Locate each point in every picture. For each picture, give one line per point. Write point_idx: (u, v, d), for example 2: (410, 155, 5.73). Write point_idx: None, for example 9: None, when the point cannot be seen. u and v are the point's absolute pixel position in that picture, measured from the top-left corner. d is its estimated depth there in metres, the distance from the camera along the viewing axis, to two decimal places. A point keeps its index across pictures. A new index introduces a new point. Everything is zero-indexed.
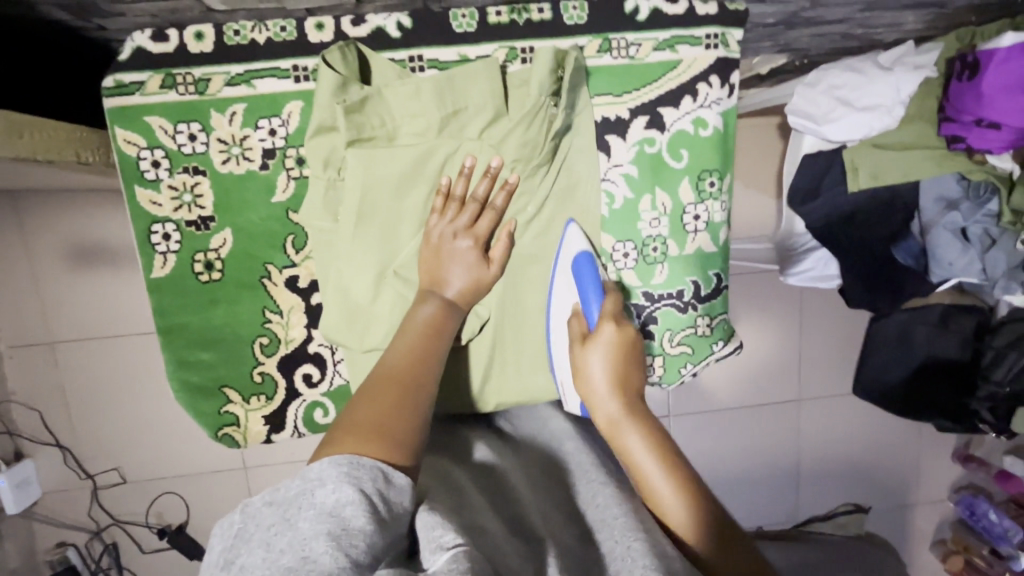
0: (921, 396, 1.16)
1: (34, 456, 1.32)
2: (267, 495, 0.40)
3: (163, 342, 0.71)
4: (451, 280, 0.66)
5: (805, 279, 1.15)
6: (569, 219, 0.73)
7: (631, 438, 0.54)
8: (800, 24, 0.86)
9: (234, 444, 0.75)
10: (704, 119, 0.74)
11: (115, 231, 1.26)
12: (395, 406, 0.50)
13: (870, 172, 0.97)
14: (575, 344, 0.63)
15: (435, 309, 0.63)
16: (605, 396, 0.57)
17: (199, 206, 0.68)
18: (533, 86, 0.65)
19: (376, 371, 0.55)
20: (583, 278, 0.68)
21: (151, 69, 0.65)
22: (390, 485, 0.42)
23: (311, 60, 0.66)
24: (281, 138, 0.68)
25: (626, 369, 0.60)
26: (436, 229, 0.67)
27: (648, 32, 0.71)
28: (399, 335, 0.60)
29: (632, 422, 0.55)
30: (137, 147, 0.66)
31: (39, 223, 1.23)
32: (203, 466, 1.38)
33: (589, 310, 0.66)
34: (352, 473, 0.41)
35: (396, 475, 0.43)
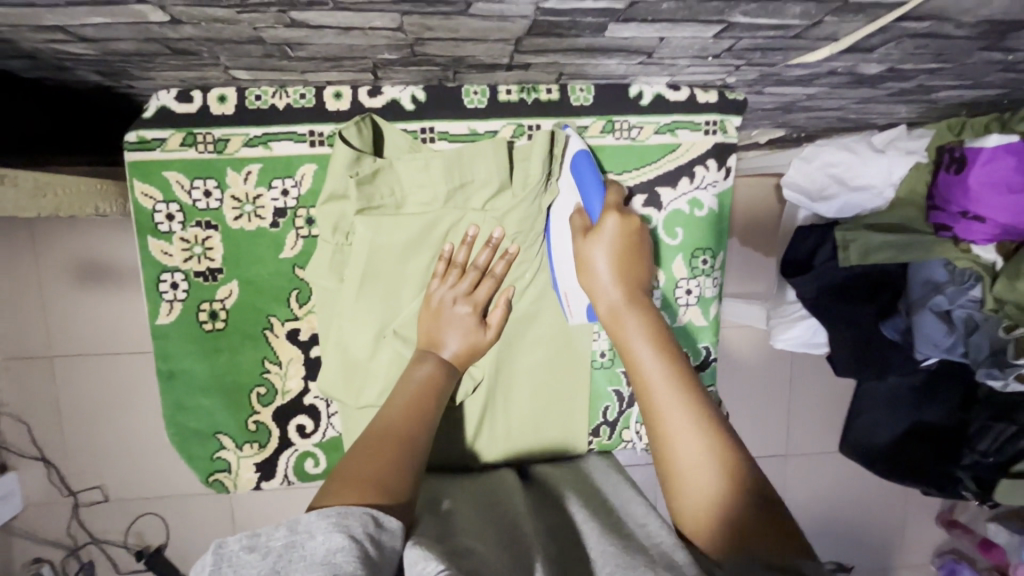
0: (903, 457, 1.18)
1: (17, 469, 1.33)
2: (247, 540, 0.40)
3: (163, 387, 0.73)
4: (451, 340, 0.68)
5: (792, 345, 1.17)
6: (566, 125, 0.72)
7: (628, 323, 0.60)
8: (797, 108, 0.90)
9: (224, 490, 0.76)
10: (700, 200, 0.77)
11: (121, 253, 1.29)
12: (392, 460, 0.52)
13: (860, 251, 1.01)
14: (578, 237, 0.65)
15: (433, 368, 0.65)
16: (610, 286, 0.62)
17: (209, 258, 0.71)
18: (535, 165, 0.68)
19: (379, 416, 0.58)
20: (585, 181, 0.68)
21: (173, 127, 0.68)
22: (382, 530, 0.44)
23: (327, 126, 0.70)
24: (293, 198, 0.70)
25: (628, 257, 0.64)
26: (436, 293, 0.69)
27: (650, 116, 0.75)
28: (397, 391, 0.62)
29: (624, 306, 0.61)
30: (153, 200, 0.69)
31: (46, 241, 1.26)
32: (189, 490, 1.39)
33: (591, 204, 0.67)
34: (342, 521, 0.42)
35: (387, 521, 0.45)
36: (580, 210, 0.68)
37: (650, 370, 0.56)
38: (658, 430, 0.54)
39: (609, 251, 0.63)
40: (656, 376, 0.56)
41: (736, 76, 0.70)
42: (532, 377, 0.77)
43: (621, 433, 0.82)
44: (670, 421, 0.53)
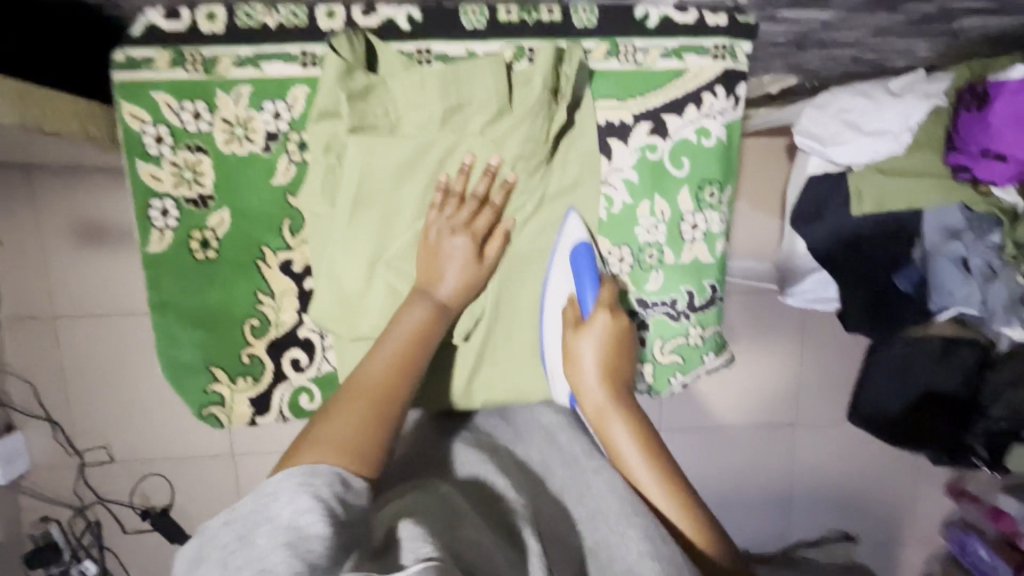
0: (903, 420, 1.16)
1: (21, 429, 1.43)
2: (223, 516, 0.41)
3: (155, 318, 0.71)
4: (449, 282, 0.65)
5: (803, 300, 1.15)
6: (569, 207, 0.73)
7: (614, 424, 0.62)
8: (811, 44, 0.86)
9: (218, 425, 0.75)
10: (708, 129, 0.74)
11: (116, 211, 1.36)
12: (370, 422, 0.53)
13: (875, 199, 0.98)
14: (569, 332, 0.69)
15: (427, 314, 0.62)
16: (595, 385, 0.65)
17: (199, 184, 0.69)
18: (537, 81, 0.66)
19: (369, 366, 0.57)
20: (582, 269, 0.71)
21: (161, 46, 0.65)
22: (348, 490, 0.44)
23: (319, 47, 0.67)
24: (285, 122, 0.68)
25: (615, 359, 0.67)
26: (434, 226, 0.67)
27: (656, 39, 0.72)
28: (390, 336, 0.60)
29: (609, 404, 0.64)
30: (141, 122, 0.67)
31: (43, 199, 1.33)
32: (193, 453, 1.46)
33: (584, 296, 0.70)
34: (308, 482, 0.42)
35: (354, 482, 0.46)
36: (574, 301, 0.71)
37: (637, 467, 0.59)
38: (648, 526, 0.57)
39: (597, 348, 0.67)
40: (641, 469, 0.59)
41: None
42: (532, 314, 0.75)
43: None
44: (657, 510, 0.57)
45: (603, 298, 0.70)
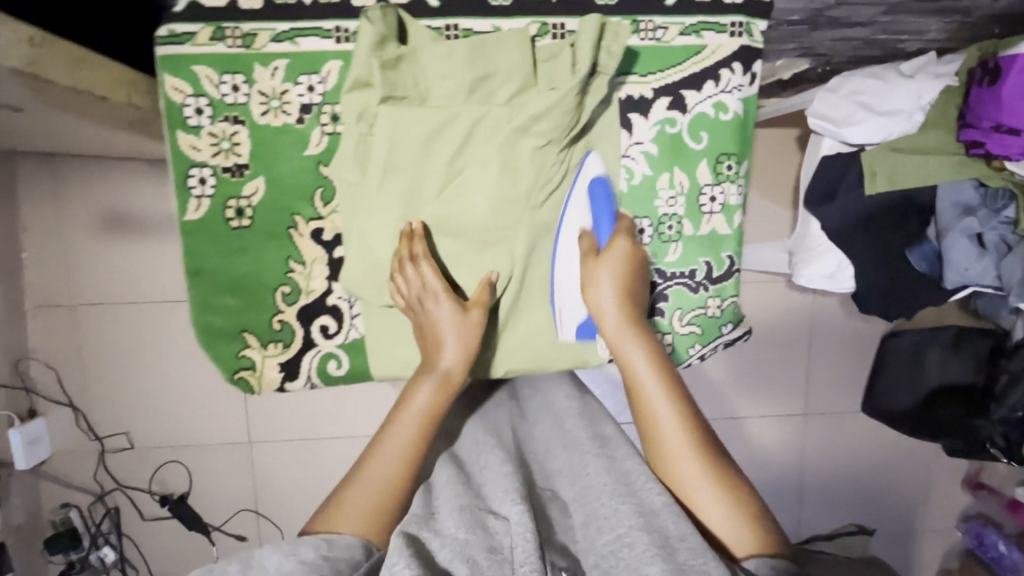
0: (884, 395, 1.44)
1: (46, 414, 1.51)
2: (202, 573, 0.48)
3: (190, 283, 0.74)
4: (445, 356, 0.67)
5: (815, 280, 1.14)
6: (590, 149, 0.74)
7: (631, 346, 0.66)
8: (824, 22, 0.88)
9: (249, 390, 0.77)
10: (725, 104, 0.76)
11: (141, 202, 1.45)
12: (379, 502, 0.59)
13: (887, 177, 0.99)
14: (588, 258, 0.71)
15: (430, 397, 0.65)
16: (614, 308, 0.68)
17: (236, 153, 0.71)
18: (582, 52, 0.67)
19: (373, 451, 0.62)
20: (599, 203, 0.74)
21: (203, 21, 0.69)
22: (334, 546, 0.53)
23: (352, 23, 0.70)
24: (318, 95, 0.71)
25: (631, 288, 0.70)
26: (411, 295, 0.69)
27: (675, 17, 0.73)
28: (392, 418, 0.64)
29: (625, 325, 0.68)
30: (183, 94, 0.70)
31: (70, 190, 1.43)
32: (212, 439, 1.56)
33: (602, 227, 0.74)
34: (294, 551, 0.50)
35: (339, 541, 0.54)
36: (588, 232, 0.73)
37: (652, 389, 0.64)
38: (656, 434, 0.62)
39: (614, 278, 0.70)
40: (655, 391, 0.64)
41: None
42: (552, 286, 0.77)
43: None
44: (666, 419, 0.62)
45: (621, 227, 0.73)
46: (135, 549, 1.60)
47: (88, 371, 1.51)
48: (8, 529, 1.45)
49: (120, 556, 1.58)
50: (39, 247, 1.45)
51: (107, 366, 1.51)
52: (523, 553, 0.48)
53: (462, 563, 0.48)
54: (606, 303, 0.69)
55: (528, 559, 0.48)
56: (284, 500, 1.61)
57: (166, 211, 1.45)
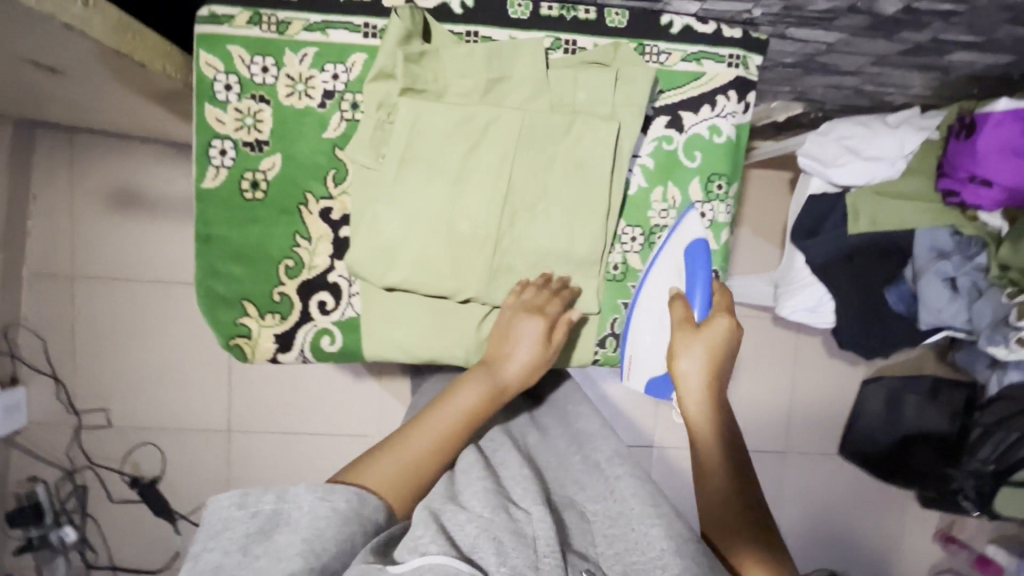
0: (861, 428, 1.53)
1: (27, 384, 1.51)
2: (239, 498, 0.47)
3: (200, 248, 0.77)
4: (508, 369, 0.67)
5: (799, 315, 1.19)
6: (688, 203, 0.81)
7: (706, 424, 0.62)
8: (816, 67, 0.96)
9: (242, 357, 0.79)
10: (719, 127, 0.81)
11: (152, 182, 1.49)
12: (405, 481, 0.56)
13: (869, 219, 1.06)
14: (682, 328, 0.68)
15: (476, 400, 0.63)
16: (696, 382, 0.63)
17: (258, 130, 0.76)
18: (640, 88, 0.74)
19: (407, 437, 0.59)
20: (693, 267, 0.76)
21: (242, 6, 0.74)
22: (363, 503, 0.50)
23: (381, 21, 0.75)
24: (342, 83, 0.76)
25: (718, 366, 0.65)
26: (510, 306, 0.73)
27: (678, 44, 0.79)
28: (431, 412, 0.62)
29: (709, 394, 0.63)
30: (215, 70, 0.74)
31: (85, 164, 1.47)
32: (191, 424, 1.56)
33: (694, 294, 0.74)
34: (328, 496, 0.48)
35: (369, 498, 0.51)
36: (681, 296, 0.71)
37: (720, 475, 0.58)
38: (715, 505, 0.57)
39: (706, 349, 0.65)
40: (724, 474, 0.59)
41: (761, 6, 0.77)
42: None
43: None
44: (731, 517, 0.56)
45: (717, 301, 0.70)
46: (97, 529, 1.57)
47: (76, 343, 1.51)
48: None
49: (82, 537, 1.55)
50: (45, 216, 1.47)
51: (96, 340, 1.51)
52: (547, 545, 0.48)
53: (487, 540, 0.47)
54: (690, 374, 0.64)
55: (550, 551, 0.48)
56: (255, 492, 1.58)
57: (176, 193, 1.49)
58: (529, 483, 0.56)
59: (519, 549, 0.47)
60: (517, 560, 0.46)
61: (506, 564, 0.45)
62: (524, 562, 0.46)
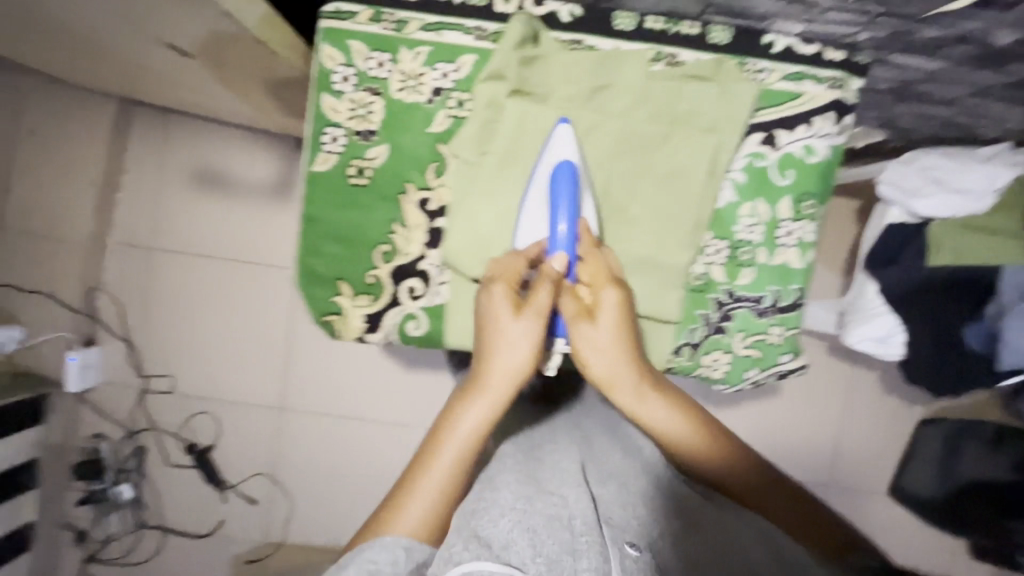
0: (913, 476, 1.49)
1: (102, 345, 1.61)
2: None
3: (303, 228, 0.82)
4: (502, 370, 0.61)
5: (868, 345, 1.16)
6: (562, 121, 0.74)
7: (652, 403, 0.68)
8: (909, 95, 0.95)
9: (333, 333, 0.84)
10: (814, 147, 0.81)
11: (232, 165, 1.56)
12: (439, 511, 0.56)
13: (953, 251, 1.04)
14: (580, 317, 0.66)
15: (477, 419, 0.60)
16: (615, 367, 0.66)
17: (369, 121, 0.80)
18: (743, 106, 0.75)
19: (422, 468, 0.59)
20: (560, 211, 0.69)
21: (365, 4, 0.79)
22: (407, 555, 0.52)
23: (493, 24, 0.79)
24: (451, 81, 0.79)
25: (626, 334, 0.67)
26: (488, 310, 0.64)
27: (779, 63, 0.80)
28: (435, 440, 0.60)
29: (632, 377, 0.67)
30: (335, 63, 0.79)
31: (174, 144, 1.56)
32: (246, 398, 1.63)
33: (553, 241, 0.68)
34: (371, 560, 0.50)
35: (412, 549, 0.53)
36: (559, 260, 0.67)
37: (680, 436, 0.69)
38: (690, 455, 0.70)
39: (614, 331, 0.66)
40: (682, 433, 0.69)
41: (868, 30, 0.78)
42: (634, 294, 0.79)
43: (702, 357, 0.84)
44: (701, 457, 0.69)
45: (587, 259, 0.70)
46: (151, 490, 1.64)
47: (150, 310, 1.60)
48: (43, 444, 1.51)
49: (136, 496, 1.63)
50: (134, 190, 1.57)
51: (168, 310, 1.60)
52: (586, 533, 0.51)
53: (523, 533, 0.49)
54: (605, 360, 0.66)
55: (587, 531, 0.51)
56: (298, 468, 1.63)
57: (256, 177, 1.56)
58: (620, 484, 0.65)
59: (555, 537, 0.50)
60: (552, 548, 0.48)
61: (542, 555, 0.48)
62: (559, 549, 0.49)
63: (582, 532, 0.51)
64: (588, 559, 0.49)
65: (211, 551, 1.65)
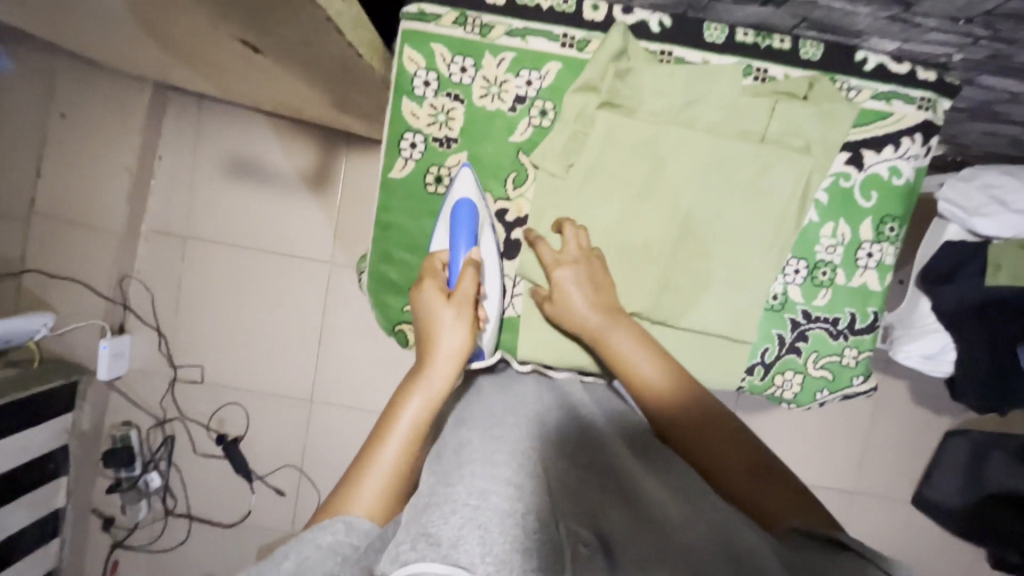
0: (936, 487, 1.46)
1: (132, 333, 1.51)
2: None
3: (378, 234, 0.80)
4: (438, 356, 0.62)
5: (914, 361, 1.15)
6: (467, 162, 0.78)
7: (619, 342, 0.68)
8: (985, 114, 0.94)
9: (404, 342, 0.83)
10: (899, 169, 0.80)
11: (267, 153, 1.49)
12: (390, 491, 0.53)
13: (1012, 274, 1.02)
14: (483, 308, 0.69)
15: (422, 404, 0.58)
16: (589, 313, 0.70)
17: (449, 127, 0.78)
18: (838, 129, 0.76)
19: (362, 467, 0.54)
20: (459, 225, 0.74)
21: (450, 7, 0.76)
22: (350, 531, 0.48)
23: (580, 32, 0.77)
24: (534, 89, 0.77)
25: (598, 288, 0.72)
26: (423, 304, 0.67)
27: (870, 81, 0.78)
28: (376, 438, 0.56)
29: (602, 322, 0.69)
30: (416, 66, 0.77)
31: (207, 128, 1.49)
32: (274, 389, 1.53)
33: (455, 259, 0.73)
34: (312, 539, 0.46)
35: (358, 523, 0.49)
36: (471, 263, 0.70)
37: (655, 394, 0.64)
38: (677, 429, 0.62)
39: (581, 284, 0.71)
40: (659, 393, 0.64)
41: (963, 52, 0.76)
42: (716, 314, 0.78)
43: (773, 377, 0.83)
44: (692, 436, 0.60)
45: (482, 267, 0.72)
46: (180, 481, 1.53)
47: (181, 298, 1.51)
48: (74, 434, 1.43)
49: (165, 484, 1.53)
50: (162, 174, 1.50)
51: (200, 297, 1.51)
52: (540, 528, 0.41)
53: (473, 530, 0.39)
54: (580, 305, 0.70)
55: (541, 530, 0.41)
56: (329, 466, 1.54)
57: (289, 168, 1.49)
58: None
59: (509, 535, 0.39)
60: (505, 547, 0.38)
61: (492, 554, 0.37)
62: (510, 547, 0.38)
63: (540, 527, 0.41)
64: (540, 558, 0.38)
65: (229, 548, 1.54)
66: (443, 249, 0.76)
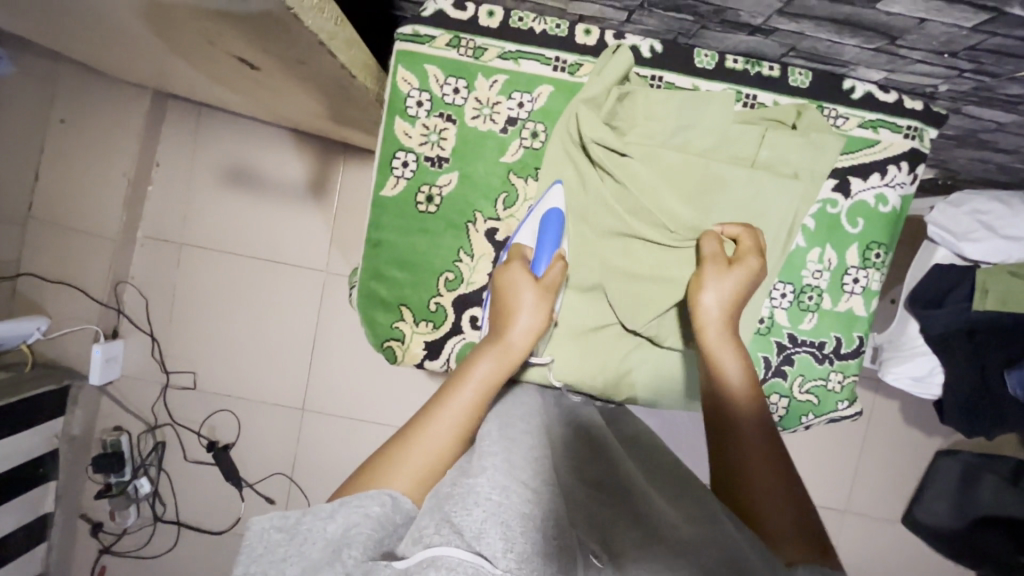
0: (926, 509, 1.44)
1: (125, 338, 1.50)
2: (279, 520, 0.43)
3: (368, 251, 0.81)
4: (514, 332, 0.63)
5: (904, 382, 1.14)
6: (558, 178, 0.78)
7: (730, 356, 0.65)
8: (973, 141, 0.94)
9: (392, 358, 0.83)
10: (886, 196, 0.81)
11: (266, 162, 1.50)
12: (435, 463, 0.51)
13: (999, 299, 1.01)
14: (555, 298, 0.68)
15: (492, 366, 0.59)
16: (715, 317, 0.67)
17: (441, 147, 0.79)
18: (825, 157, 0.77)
19: (422, 425, 0.54)
20: (547, 227, 0.74)
21: (444, 29, 0.77)
22: (395, 508, 0.46)
23: (572, 56, 0.78)
24: (526, 111, 0.79)
25: (736, 308, 0.69)
26: (510, 275, 0.68)
27: (857, 110, 0.79)
28: (447, 389, 0.57)
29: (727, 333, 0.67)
30: (409, 86, 0.78)
31: (207, 136, 1.50)
32: (265, 398, 1.53)
33: (541, 251, 0.72)
34: (362, 504, 0.44)
35: (403, 502, 0.47)
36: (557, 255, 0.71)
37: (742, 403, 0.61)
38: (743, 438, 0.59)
39: (724, 294, 0.68)
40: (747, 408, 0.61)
41: (948, 83, 0.78)
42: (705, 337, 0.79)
43: None
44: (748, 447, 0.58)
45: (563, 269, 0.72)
46: (169, 487, 1.52)
47: (174, 304, 1.51)
48: (63, 437, 1.43)
49: (154, 490, 1.51)
50: (158, 180, 1.50)
51: (194, 303, 1.51)
52: (555, 528, 0.43)
53: (495, 526, 0.40)
54: (710, 310, 0.67)
55: (556, 532, 0.43)
56: (317, 474, 1.53)
57: (286, 178, 1.49)
58: None
59: (529, 537, 0.41)
60: (526, 547, 0.40)
61: (513, 551, 0.39)
62: (530, 548, 0.40)
63: (554, 531, 0.43)
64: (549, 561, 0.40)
65: (215, 556, 1.53)
66: (527, 244, 0.76)
